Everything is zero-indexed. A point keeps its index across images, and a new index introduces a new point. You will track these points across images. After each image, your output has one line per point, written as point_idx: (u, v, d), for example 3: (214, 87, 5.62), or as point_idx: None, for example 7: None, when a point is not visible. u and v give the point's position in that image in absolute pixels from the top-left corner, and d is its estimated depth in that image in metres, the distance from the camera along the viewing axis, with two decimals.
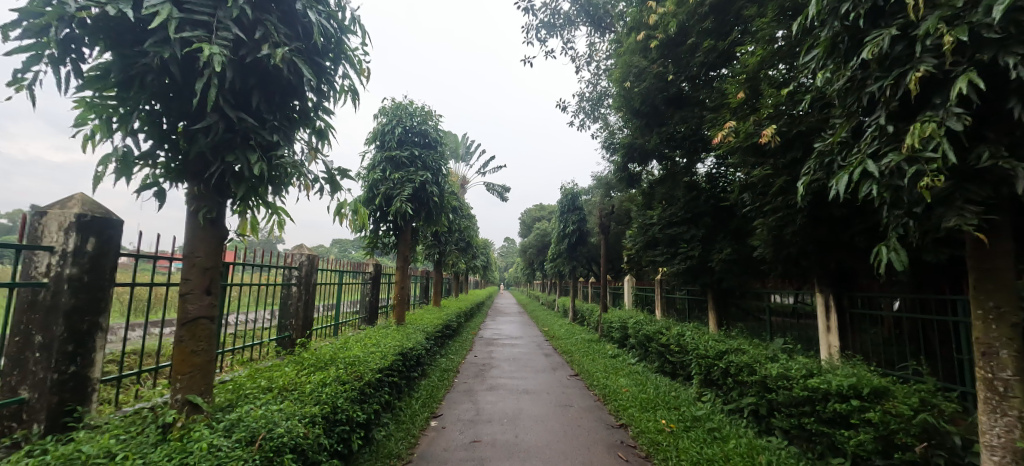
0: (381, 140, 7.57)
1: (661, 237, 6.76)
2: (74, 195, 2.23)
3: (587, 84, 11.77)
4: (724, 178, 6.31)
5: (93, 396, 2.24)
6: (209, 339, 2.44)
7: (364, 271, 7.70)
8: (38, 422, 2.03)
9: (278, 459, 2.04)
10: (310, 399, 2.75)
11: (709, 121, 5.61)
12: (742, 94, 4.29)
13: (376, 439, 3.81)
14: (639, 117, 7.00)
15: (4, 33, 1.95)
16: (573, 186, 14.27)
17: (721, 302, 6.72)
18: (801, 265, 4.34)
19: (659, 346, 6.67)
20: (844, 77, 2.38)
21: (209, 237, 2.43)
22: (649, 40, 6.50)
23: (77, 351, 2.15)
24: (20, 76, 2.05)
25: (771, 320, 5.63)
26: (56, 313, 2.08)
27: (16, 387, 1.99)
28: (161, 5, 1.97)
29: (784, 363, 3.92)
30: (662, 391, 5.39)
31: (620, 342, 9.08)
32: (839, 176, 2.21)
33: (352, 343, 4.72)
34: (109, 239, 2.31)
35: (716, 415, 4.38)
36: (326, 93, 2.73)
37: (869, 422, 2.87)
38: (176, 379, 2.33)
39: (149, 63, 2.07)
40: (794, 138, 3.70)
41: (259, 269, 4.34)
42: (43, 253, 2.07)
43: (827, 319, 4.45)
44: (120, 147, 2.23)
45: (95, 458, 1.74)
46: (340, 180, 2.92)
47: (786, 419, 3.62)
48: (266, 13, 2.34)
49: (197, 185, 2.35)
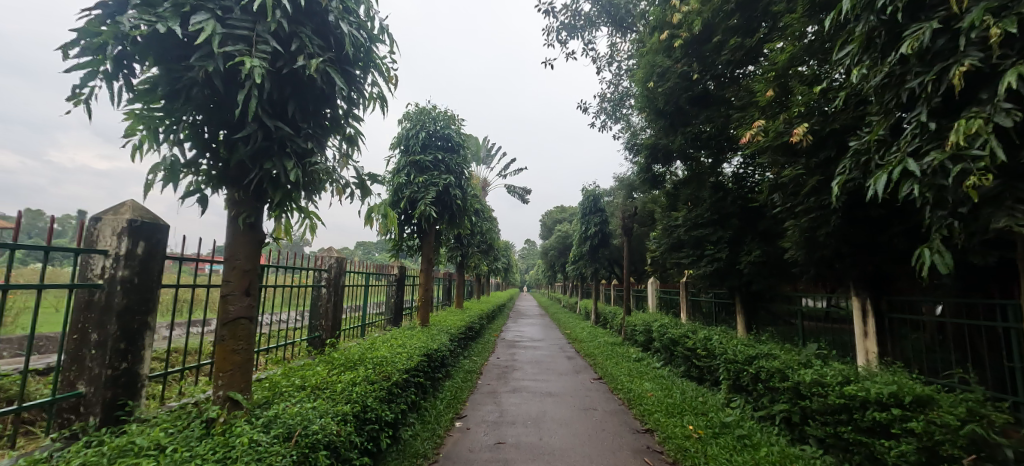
0: (406, 144, 7.71)
1: (686, 238, 6.64)
2: (125, 201, 2.36)
3: (609, 84, 11.69)
4: (752, 178, 6.16)
5: (142, 393, 2.37)
6: (248, 338, 2.54)
7: (389, 274, 7.85)
8: (94, 415, 2.16)
9: (313, 455, 2.11)
10: (341, 398, 2.82)
11: (736, 120, 5.48)
12: (771, 91, 4.17)
13: (403, 439, 3.88)
14: (662, 117, 6.90)
15: (65, 52, 2.09)
16: (595, 187, 14.18)
17: (749, 306, 6.56)
18: (835, 268, 4.20)
19: (686, 350, 6.57)
20: (881, 73, 2.32)
21: (249, 241, 2.53)
22: (673, 39, 6.41)
23: (128, 349, 2.27)
24: (78, 91, 2.19)
25: (804, 325, 5.45)
26: (110, 312, 2.21)
27: (74, 382, 2.14)
28: (205, 22, 2.09)
29: (819, 369, 3.80)
30: (688, 396, 5.30)
31: (643, 346, 8.97)
32: (877, 176, 2.14)
33: (380, 343, 4.88)
34: (157, 242, 2.43)
35: (745, 422, 4.27)
36: (356, 101, 2.81)
37: (912, 432, 2.75)
38: (218, 376, 2.45)
39: (194, 77, 2.18)
40: (827, 136, 3.59)
41: (291, 270, 4.48)
42: (98, 257, 2.21)
43: (863, 323, 4.27)
44: (168, 157, 2.34)
45: (146, 450, 1.84)
46: (370, 185, 3.00)
47: (822, 428, 3.49)
48: (301, 26, 2.44)
49: (237, 192, 2.45)
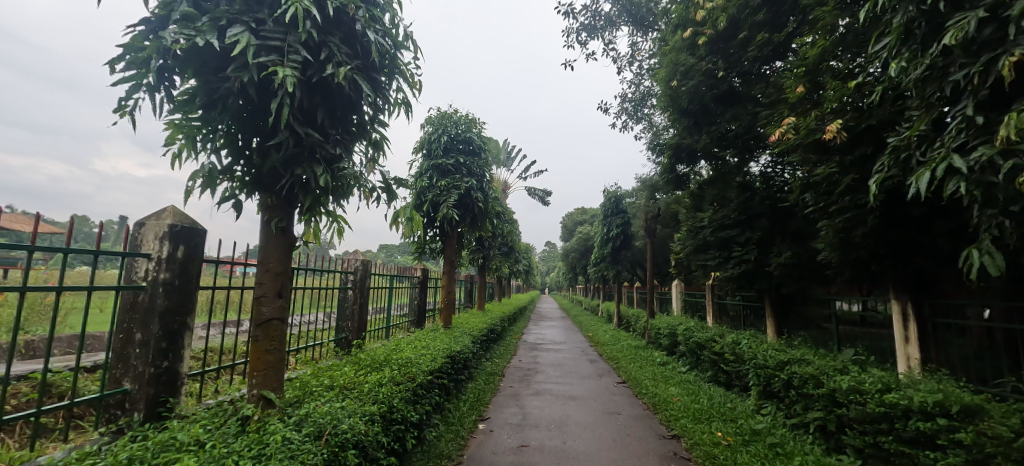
0: (429, 148, 7.83)
1: (712, 240, 6.51)
2: (167, 207, 2.48)
3: (630, 84, 11.57)
4: (781, 178, 5.99)
5: (182, 390, 2.47)
6: (280, 338, 2.61)
7: (413, 276, 7.96)
8: (138, 411, 2.26)
9: (343, 453, 2.15)
10: (368, 398, 2.87)
11: (764, 118, 5.34)
12: (802, 87, 4.04)
13: (427, 439, 3.92)
14: (686, 116, 6.78)
15: (111, 67, 2.21)
16: (617, 188, 14.04)
17: (780, 309, 6.37)
18: (872, 270, 4.03)
19: (712, 355, 6.42)
20: (922, 66, 2.23)
21: (281, 245, 2.61)
22: (697, 36, 6.30)
23: (169, 348, 2.37)
24: (123, 103, 2.31)
25: (838, 329, 5.24)
26: (153, 313, 2.31)
27: (120, 379, 2.25)
28: (240, 34, 2.17)
29: (856, 376, 3.66)
30: (716, 402, 5.18)
31: (668, 349, 8.80)
32: (919, 173, 2.06)
33: (405, 344, 4.97)
34: (195, 246, 2.54)
35: (777, 430, 4.14)
36: (381, 107, 2.87)
37: (960, 443, 2.62)
38: (252, 375, 2.54)
39: (231, 87, 2.27)
40: (863, 132, 3.46)
41: (318, 273, 4.59)
42: (141, 260, 2.32)
43: (904, 328, 4.09)
44: (206, 164, 2.45)
45: (186, 446, 1.92)
46: (396, 188, 3.05)
47: (859, 437, 3.34)
48: (329, 35, 2.52)
49: (269, 197, 2.54)
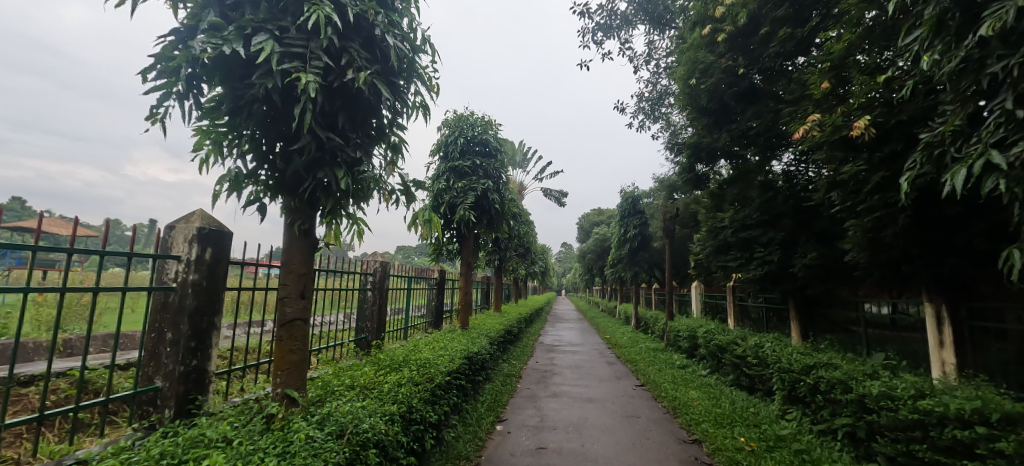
0: (446, 150, 7.90)
1: (733, 240, 6.39)
2: (195, 210, 2.56)
3: (647, 83, 11.44)
4: (804, 176, 5.84)
5: (210, 388, 2.55)
6: (303, 339, 2.67)
7: (430, 277, 8.04)
8: (169, 408, 2.34)
9: (364, 452, 2.19)
10: (388, 398, 2.91)
11: (787, 115, 5.22)
12: (827, 82, 3.92)
13: (446, 440, 3.95)
14: (706, 114, 6.67)
15: (143, 76, 2.30)
16: (634, 189, 13.91)
17: (805, 312, 6.21)
18: (903, 271, 3.90)
19: (734, 358, 6.30)
20: (957, 58, 2.16)
21: (304, 247, 2.67)
22: (716, 33, 6.20)
23: (198, 348, 2.46)
24: (154, 111, 2.40)
25: (867, 333, 5.08)
26: (182, 313, 2.39)
27: (152, 377, 2.33)
28: (265, 42, 2.23)
29: (887, 381, 3.55)
30: (739, 406, 5.08)
31: (687, 352, 8.67)
32: (955, 170, 1.99)
33: (423, 345, 5.02)
34: (222, 248, 2.62)
35: (803, 436, 4.03)
36: (400, 110, 2.91)
37: (1000, 453, 2.51)
38: (277, 374, 2.60)
39: (256, 93, 2.33)
40: (892, 129, 3.35)
41: (338, 274, 4.67)
42: (172, 262, 2.40)
43: (938, 332, 3.93)
44: (232, 169, 2.52)
45: (215, 442, 1.98)
46: (414, 190, 3.09)
47: (890, 445, 3.23)
48: (350, 41, 2.57)
49: (292, 200, 2.60)
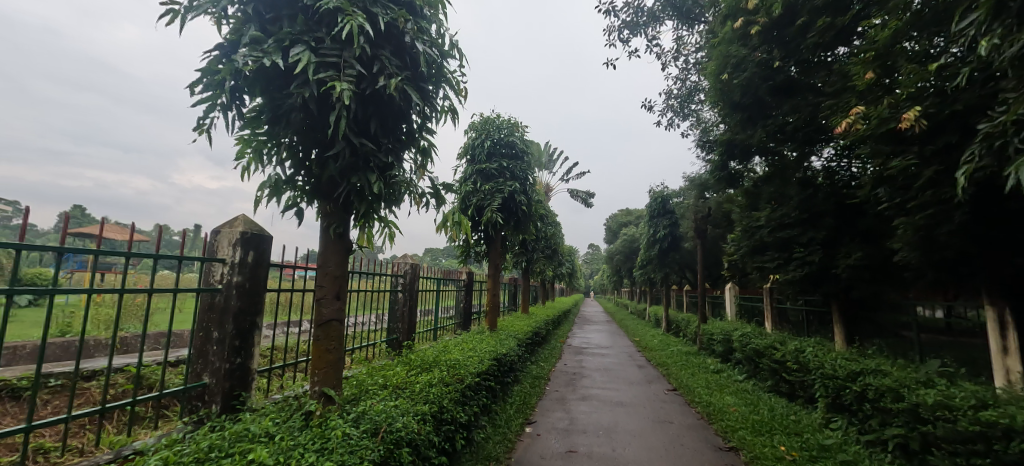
0: (472, 153, 7.97)
1: (770, 240, 6.17)
2: (238, 216, 2.68)
3: (676, 80, 11.20)
4: (847, 172, 5.58)
5: (252, 384, 2.67)
6: (338, 339, 2.75)
7: (458, 279, 8.11)
8: (216, 403, 2.46)
9: (398, 450, 2.24)
10: (420, 398, 2.96)
11: (827, 109, 5.00)
12: (871, 72, 3.73)
13: (476, 441, 3.98)
14: (739, 110, 6.48)
15: (191, 89, 2.42)
16: (663, 188, 13.63)
17: (849, 315, 5.92)
18: (959, 272, 3.66)
19: (773, 363, 6.06)
20: (1019, 42, 2.03)
21: (339, 250, 2.76)
22: (750, 26, 6.02)
23: (241, 346, 2.57)
24: (201, 122, 2.53)
25: (919, 338, 4.79)
26: (228, 313, 2.52)
27: (200, 374, 2.46)
28: (302, 53, 2.32)
29: (942, 390, 3.34)
30: (778, 413, 4.89)
31: (722, 356, 8.41)
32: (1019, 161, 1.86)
33: (453, 346, 5.07)
34: (263, 251, 2.73)
35: (849, 446, 3.84)
36: (429, 115, 2.97)
37: None
38: (314, 373, 2.70)
39: (294, 103, 2.43)
40: (946, 120, 3.16)
41: (369, 276, 4.77)
42: (217, 264, 2.53)
43: (1001, 338, 3.66)
44: (272, 175, 2.63)
45: (258, 437, 2.07)
46: (444, 193, 3.14)
47: (947, 458, 3.04)
48: (381, 49, 2.64)
49: (328, 204, 2.69)
